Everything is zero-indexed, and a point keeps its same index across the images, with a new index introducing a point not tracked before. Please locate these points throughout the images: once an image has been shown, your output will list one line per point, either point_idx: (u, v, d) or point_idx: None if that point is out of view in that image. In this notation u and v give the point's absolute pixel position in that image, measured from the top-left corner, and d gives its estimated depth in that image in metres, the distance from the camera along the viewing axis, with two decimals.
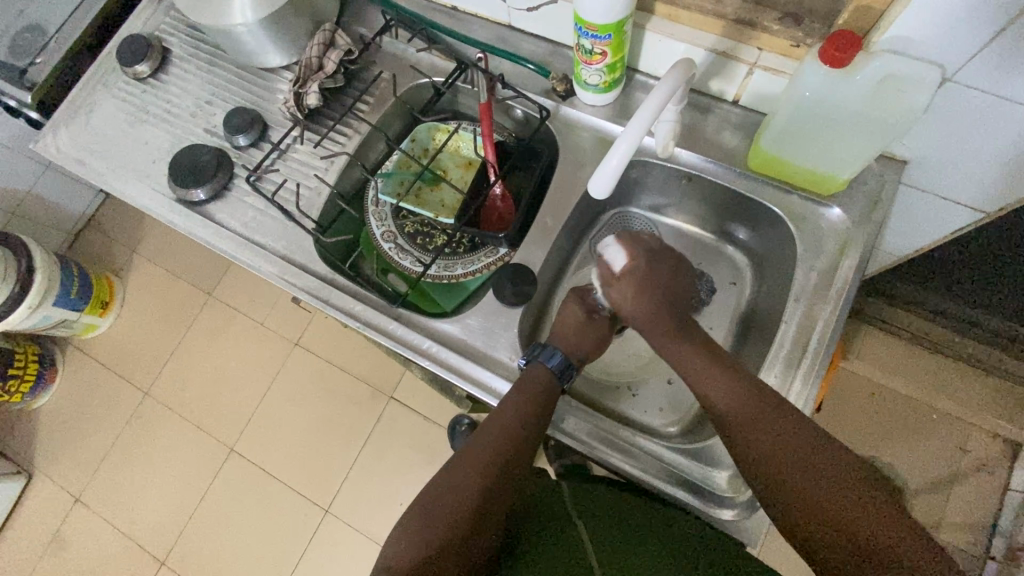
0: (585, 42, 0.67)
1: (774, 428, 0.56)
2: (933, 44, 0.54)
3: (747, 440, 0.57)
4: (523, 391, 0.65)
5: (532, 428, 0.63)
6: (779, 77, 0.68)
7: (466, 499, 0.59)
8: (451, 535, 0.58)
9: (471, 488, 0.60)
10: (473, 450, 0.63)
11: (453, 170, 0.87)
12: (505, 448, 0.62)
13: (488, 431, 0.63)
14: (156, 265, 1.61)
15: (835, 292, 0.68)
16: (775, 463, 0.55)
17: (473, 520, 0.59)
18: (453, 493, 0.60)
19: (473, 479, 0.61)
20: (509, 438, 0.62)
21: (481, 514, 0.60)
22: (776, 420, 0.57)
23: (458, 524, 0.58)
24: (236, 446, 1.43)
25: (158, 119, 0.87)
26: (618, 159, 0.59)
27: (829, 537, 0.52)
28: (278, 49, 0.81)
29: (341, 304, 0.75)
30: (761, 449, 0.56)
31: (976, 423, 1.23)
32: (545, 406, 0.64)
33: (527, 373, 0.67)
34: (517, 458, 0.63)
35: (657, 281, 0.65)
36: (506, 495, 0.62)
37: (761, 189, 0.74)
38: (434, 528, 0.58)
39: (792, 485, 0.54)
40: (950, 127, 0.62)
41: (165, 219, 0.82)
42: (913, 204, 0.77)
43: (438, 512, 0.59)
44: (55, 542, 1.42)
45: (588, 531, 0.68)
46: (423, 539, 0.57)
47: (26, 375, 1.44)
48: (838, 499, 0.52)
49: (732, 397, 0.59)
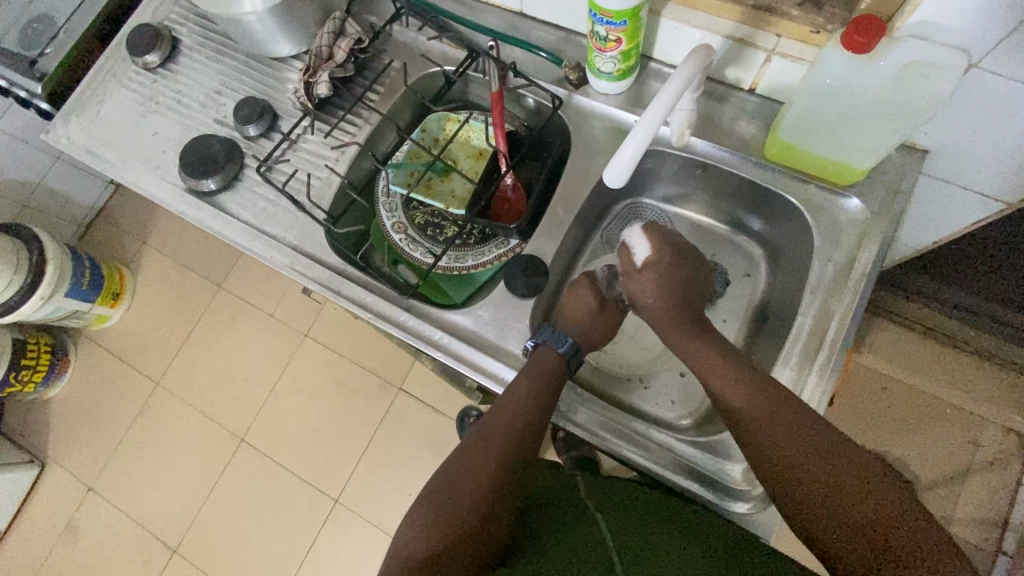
0: (599, 29, 0.66)
1: (789, 427, 0.55)
2: (959, 29, 0.53)
3: (761, 438, 0.56)
4: (532, 375, 0.65)
5: (542, 415, 0.63)
6: (798, 64, 0.66)
7: (479, 487, 0.59)
8: (464, 526, 0.57)
9: (483, 476, 0.60)
10: (482, 438, 0.62)
11: (464, 160, 0.85)
12: (515, 435, 0.62)
13: (497, 419, 0.63)
14: (166, 256, 1.61)
15: (852, 284, 0.67)
16: (790, 461, 0.54)
17: (486, 509, 0.59)
18: (465, 481, 0.60)
19: (486, 467, 0.60)
20: (519, 424, 0.62)
21: (493, 502, 0.59)
22: (792, 421, 0.56)
23: (472, 513, 0.58)
24: (246, 436, 1.44)
25: (168, 109, 0.87)
26: (631, 150, 0.58)
27: (846, 538, 0.50)
28: (287, 38, 0.81)
29: (352, 295, 0.75)
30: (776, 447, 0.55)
31: (990, 417, 1.21)
32: (552, 394, 0.64)
33: (534, 358, 0.66)
34: (527, 444, 0.63)
35: (677, 276, 0.66)
36: (518, 482, 0.62)
37: (777, 180, 0.73)
38: (448, 516, 0.58)
39: (810, 482, 0.53)
40: (974, 114, 0.61)
41: (177, 210, 0.82)
42: (932, 195, 0.75)
43: (451, 500, 0.59)
44: (69, 530, 1.44)
45: (609, 522, 0.66)
46: (437, 527, 0.57)
47: (39, 365, 1.45)
48: (855, 497, 0.51)
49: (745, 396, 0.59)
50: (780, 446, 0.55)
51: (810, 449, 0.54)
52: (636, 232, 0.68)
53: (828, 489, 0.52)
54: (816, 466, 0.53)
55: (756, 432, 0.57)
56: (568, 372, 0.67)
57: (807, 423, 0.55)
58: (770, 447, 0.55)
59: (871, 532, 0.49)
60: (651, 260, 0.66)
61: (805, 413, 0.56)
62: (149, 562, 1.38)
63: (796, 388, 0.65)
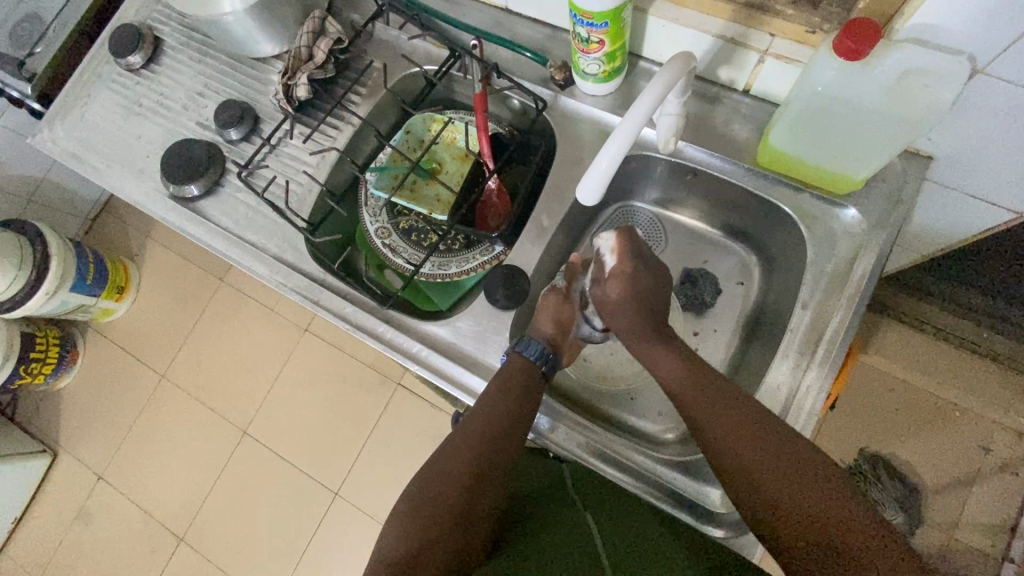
0: (581, 30, 0.63)
1: (739, 424, 0.54)
2: (963, 32, 0.49)
3: (728, 443, 0.54)
4: (503, 378, 0.63)
5: (516, 416, 0.61)
6: (792, 66, 0.62)
7: (457, 476, 0.57)
8: (437, 528, 0.54)
9: (462, 468, 0.58)
10: (463, 433, 0.60)
11: (449, 163, 0.82)
12: (498, 428, 0.60)
13: (475, 415, 0.61)
14: (168, 251, 1.63)
15: (847, 296, 0.64)
16: (741, 455, 0.53)
17: (463, 504, 0.56)
18: (444, 475, 0.57)
19: (463, 459, 0.58)
20: (499, 415, 0.60)
21: (473, 494, 0.57)
22: (747, 419, 0.54)
23: (452, 506, 0.55)
24: (248, 429, 1.46)
25: (151, 113, 0.86)
26: (607, 160, 0.55)
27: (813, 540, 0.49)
28: (267, 38, 0.79)
29: (332, 306, 0.74)
30: (733, 445, 0.54)
31: (1002, 421, 1.17)
32: (528, 391, 0.63)
33: (505, 365, 0.65)
34: (513, 435, 0.60)
35: (644, 287, 0.63)
36: (501, 475, 0.59)
37: (770, 188, 0.69)
38: (426, 511, 0.55)
39: (771, 488, 0.51)
40: (979, 121, 0.57)
41: (160, 216, 0.82)
42: (938, 201, 0.71)
43: (432, 494, 0.56)
44: (81, 516, 1.49)
45: (597, 521, 0.60)
46: (416, 524, 0.54)
47: (48, 357, 1.48)
48: (809, 491, 0.50)
49: (702, 393, 0.57)
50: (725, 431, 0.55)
51: (764, 450, 0.53)
52: (606, 231, 0.64)
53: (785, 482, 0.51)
54: (772, 469, 0.52)
55: (710, 429, 0.56)
56: (545, 379, 0.66)
57: (756, 418, 0.54)
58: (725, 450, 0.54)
59: (832, 538, 0.48)
60: (616, 269, 0.62)
61: (764, 414, 0.55)
62: (157, 550, 1.42)
63: (785, 407, 0.63)
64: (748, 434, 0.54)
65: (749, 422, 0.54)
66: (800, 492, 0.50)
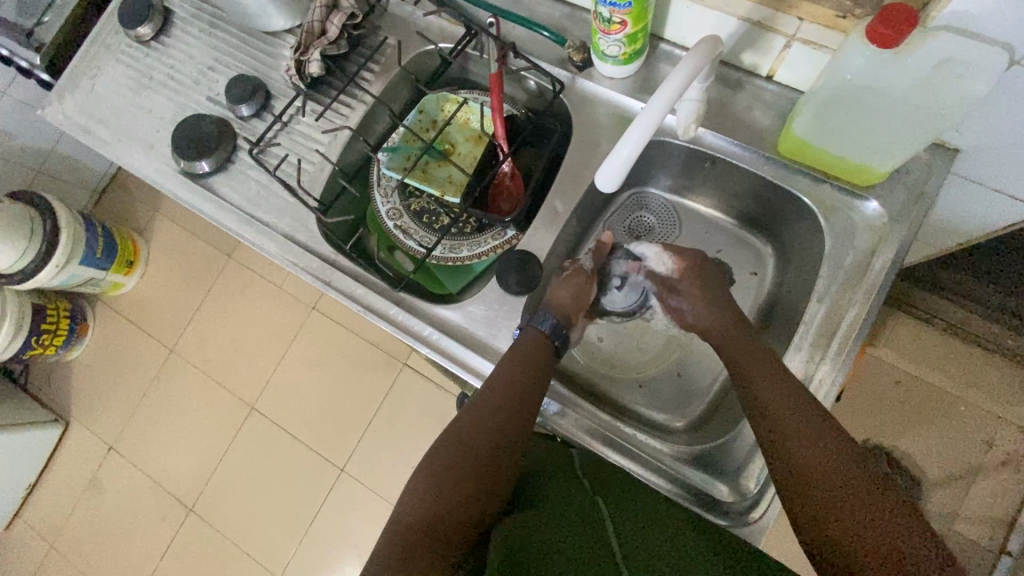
0: (602, 10, 0.61)
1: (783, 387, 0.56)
2: (999, 21, 0.47)
3: (771, 402, 0.56)
4: (519, 359, 0.63)
5: (532, 392, 0.61)
6: (819, 52, 0.61)
7: (477, 446, 0.58)
8: (458, 495, 0.55)
9: (481, 439, 0.58)
10: (485, 405, 0.60)
11: (462, 144, 0.80)
12: (513, 406, 0.60)
13: (490, 390, 0.61)
14: (176, 225, 1.62)
15: (868, 285, 0.63)
16: (780, 412, 0.54)
17: (485, 475, 0.57)
18: (465, 446, 0.58)
19: (485, 443, 0.58)
20: (517, 389, 0.61)
21: (494, 471, 0.57)
22: (794, 386, 0.56)
23: (473, 481, 0.56)
24: (256, 405, 1.48)
25: (161, 86, 0.84)
26: (627, 150, 0.55)
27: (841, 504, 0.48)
28: (280, 11, 0.77)
29: (342, 287, 0.74)
30: (769, 402, 0.56)
31: (1009, 417, 1.16)
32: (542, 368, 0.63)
33: (519, 340, 0.65)
34: (528, 413, 0.61)
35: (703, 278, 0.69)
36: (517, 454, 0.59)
37: (791, 178, 0.68)
38: (448, 479, 0.56)
39: (796, 451, 0.52)
40: (1011, 112, 0.55)
41: (171, 192, 0.81)
42: (961, 194, 0.70)
43: (452, 462, 0.57)
44: (92, 485, 1.52)
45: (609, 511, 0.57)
46: (435, 492, 0.55)
47: (59, 329, 1.50)
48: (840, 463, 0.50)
49: (751, 360, 0.60)
50: (771, 389, 0.56)
51: (800, 413, 0.54)
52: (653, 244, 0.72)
53: (818, 443, 0.51)
54: (808, 431, 0.52)
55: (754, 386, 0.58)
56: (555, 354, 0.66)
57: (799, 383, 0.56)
58: (768, 403, 0.56)
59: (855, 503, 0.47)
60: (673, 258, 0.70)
61: (812, 399, 0.55)
62: (166, 519, 1.46)
63: None
64: (792, 397, 0.55)
65: (793, 389, 0.56)
66: (831, 457, 0.50)
